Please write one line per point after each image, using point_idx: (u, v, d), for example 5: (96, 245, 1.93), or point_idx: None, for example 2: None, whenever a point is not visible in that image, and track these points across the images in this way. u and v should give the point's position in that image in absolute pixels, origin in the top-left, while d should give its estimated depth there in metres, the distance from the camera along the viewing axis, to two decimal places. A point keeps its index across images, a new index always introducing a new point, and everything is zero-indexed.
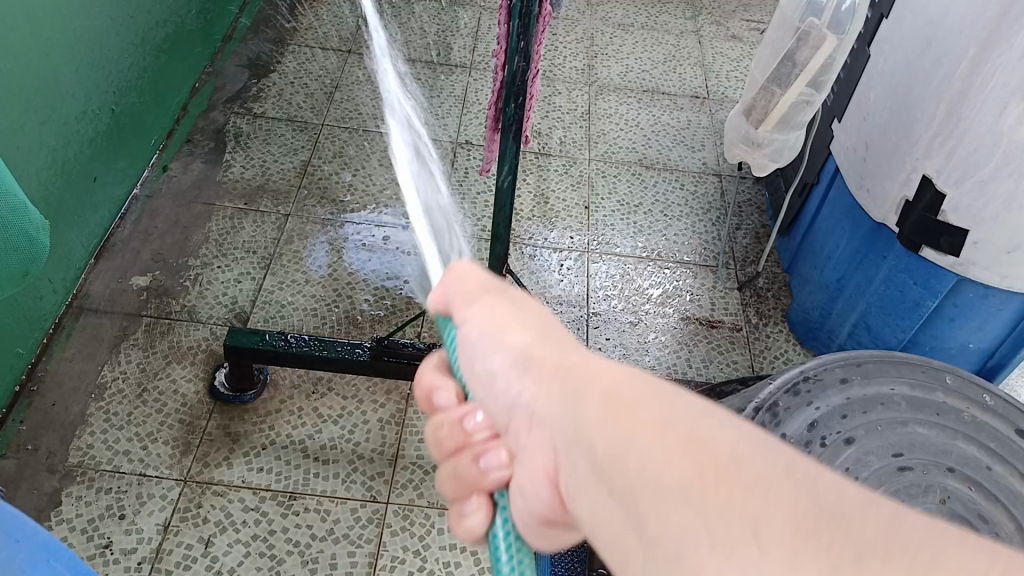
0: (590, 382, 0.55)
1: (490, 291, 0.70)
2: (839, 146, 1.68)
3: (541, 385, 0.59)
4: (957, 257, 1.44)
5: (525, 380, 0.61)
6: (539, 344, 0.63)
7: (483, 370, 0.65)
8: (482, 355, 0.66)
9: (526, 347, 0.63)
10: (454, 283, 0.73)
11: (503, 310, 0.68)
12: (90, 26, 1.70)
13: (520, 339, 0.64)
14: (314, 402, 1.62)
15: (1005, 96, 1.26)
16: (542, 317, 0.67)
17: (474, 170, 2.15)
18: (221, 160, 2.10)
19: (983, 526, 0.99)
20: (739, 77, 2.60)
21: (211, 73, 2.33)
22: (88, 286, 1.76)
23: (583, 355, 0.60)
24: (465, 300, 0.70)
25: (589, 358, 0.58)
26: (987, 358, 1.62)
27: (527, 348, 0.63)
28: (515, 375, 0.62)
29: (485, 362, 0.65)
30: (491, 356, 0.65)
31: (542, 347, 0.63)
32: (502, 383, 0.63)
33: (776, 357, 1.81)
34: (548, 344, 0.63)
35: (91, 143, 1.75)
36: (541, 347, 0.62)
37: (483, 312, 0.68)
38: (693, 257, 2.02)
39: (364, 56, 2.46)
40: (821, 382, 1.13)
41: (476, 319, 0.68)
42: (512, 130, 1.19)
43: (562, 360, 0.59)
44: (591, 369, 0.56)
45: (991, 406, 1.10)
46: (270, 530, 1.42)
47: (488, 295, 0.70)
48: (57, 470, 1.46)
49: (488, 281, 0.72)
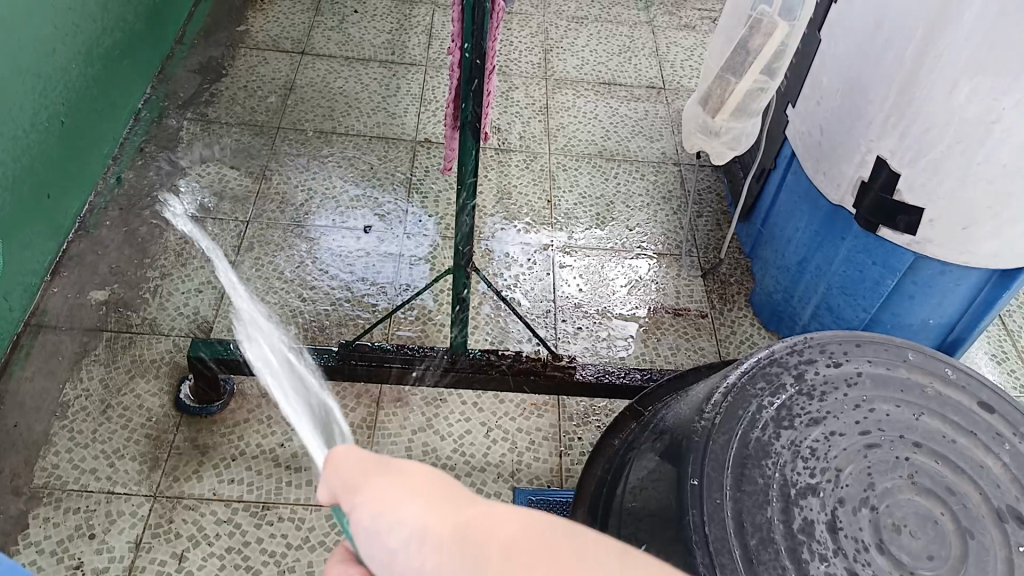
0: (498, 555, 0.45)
1: (372, 466, 0.52)
2: (794, 131, 1.70)
3: (450, 566, 0.46)
4: (913, 235, 1.47)
5: (428, 562, 0.47)
6: (430, 512, 0.48)
7: (384, 557, 0.49)
8: (381, 549, 0.49)
9: (421, 517, 0.48)
10: (334, 472, 0.53)
11: (389, 481, 0.50)
12: (34, 37, 1.66)
13: (407, 509, 0.49)
14: (283, 410, 1.60)
15: (954, 74, 1.28)
16: (413, 464, 0.52)
17: (434, 168, 2.15)
18: (176, 169, 2.06)
19: (951, 498, 1.01)
20: (693, 66, 2.62)
21: (161, 80, 2.28)
22: (45, 303, 1.72)
23: (480, 512, 0.48)
24: (349, 491, 0.51)
25: (492, 515, 0.47)
26: (947, 332, 1.65)
27: (421, 522, 0.48)
28: (422, 557, 0.47)
29: (385, 550, 0.49)
30: (386, 540, 0.49)
31: (435, 515, 0.48)
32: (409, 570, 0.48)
33: (742, 342, 1.83)
34: (437, 506, 0.48)
35: (41, 157, 1.71)
36: (435, 519, 0.48)
37: (375, 492, 0.50)
38: (657, 246, 2.04)
39: (318, 57, 2.44)
40: (787, 366, 1.15)
41: (364, 502, 0.50)
42: (471, 127, 1.17)
43: (459, 530, 0.47)
44: (502, 531, 0.46)
45: (952, 380, 1.13)
46: (244, 541, 1.40)
47: (377, 475, 0.51)
48: (23, 492, 1.42)
49: (371, 457, 0.53)
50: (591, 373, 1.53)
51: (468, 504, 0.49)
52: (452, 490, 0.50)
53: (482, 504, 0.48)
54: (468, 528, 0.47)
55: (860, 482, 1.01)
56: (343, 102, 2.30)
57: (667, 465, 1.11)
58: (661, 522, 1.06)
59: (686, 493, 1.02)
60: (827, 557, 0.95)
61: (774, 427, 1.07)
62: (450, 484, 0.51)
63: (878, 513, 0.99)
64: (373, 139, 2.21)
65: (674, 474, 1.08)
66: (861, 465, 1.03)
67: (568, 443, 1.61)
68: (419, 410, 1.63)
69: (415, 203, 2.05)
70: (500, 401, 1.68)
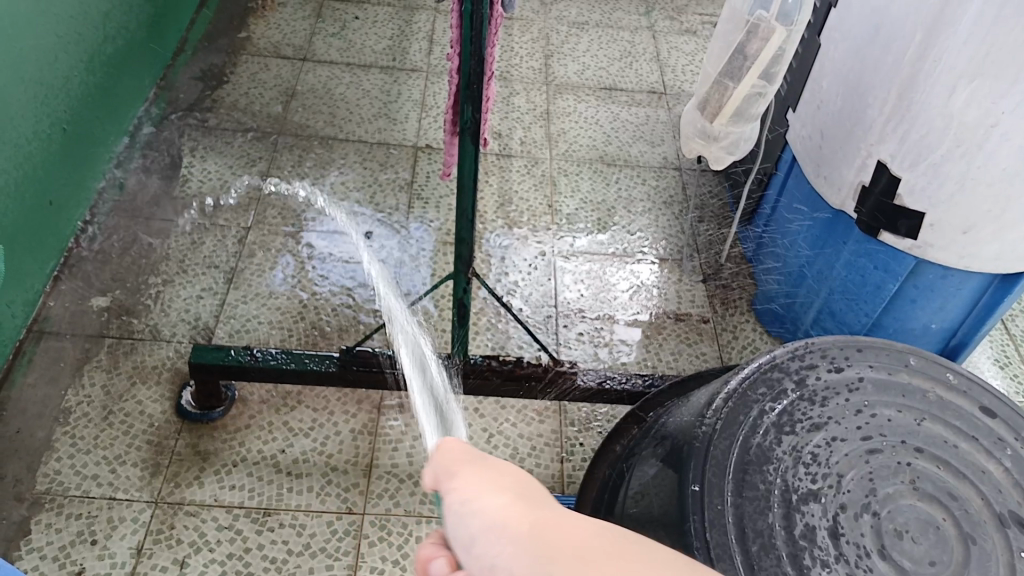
0: (560, 544, 0.49)
1: (474, 461, 0.61)
2: (794, 135, 1.70)
3: (515, 545, 0.51)
4: (914, 240, 1.46)
5: (497, 540, 0.52)
6: (511, 504, 0.54)
7: (461, 539, 0.55)
8: (461, 533, 0.55)
9: (503, 507, 0.54)
10: (440, 459, 0.62)
11: (483, 476, 0.58)
12: (37, 44, 1.66)
13: (492, 500, 0.55)
14: (284, 416, 1.60)
15: (953, 79, 1.28)
16: (508, 470, 0.59)
17: (436, 174, 2.15)
18: (178, 175, 2.06)
19: (952, 504, 1.01)
20: (694, 71, 2.62)
21: (163, 87, 2.29)
22: (47, 309, 1.72)
23: (553, 512, 0.52)
24: (448, 475, 0.60)
25: (563, 515, 0.52)
26: (950, 336, 1.64)
27: (500, 508, 0.54)
28: (492, 539, 0.53)
29: (462, 530, 0.55)
30: (467, 523, 0.55)
31: (516, 507, 0.54)
32: (480, 551, 0.53)
33: (744, 347, 1.83)
34: (518, 499, 0.54)
35: (43, 163, 1.71)
36: (515, 510, 0.53)
37: (467, 480, 0.58)
38: (658, 251, 2.04)
39: (319, 64, 2.45)
40: (788, 370, 1.14)
41: (457, 488, 0.58)
42: (470, 133, 1.17)
43: (531, 520, 0.52)
44: (568, 526, 0.50)
45: (954, 385, 1.13)
46: (245, 548, 1.40)
47: (475, 467, 0.60)
48: (25, 498, 1.43)
49: (475, 456, 0.62)
50: (592, 379, 1.54)
51: (545, 503, 0.54)
52: (535, 493, 0.56)
53: (559, 508, 0.53)
54: (540, 519, 0.52)
55: (861, 487, 1.01)
56: (345, 108, 2.31)
57: (668, 471, 1.11)
58: (662, 527, 1.06)
59: (687, 498, 1.02)
60: (829, 563, 0.94)
61: (775, 433, 1.07)
62: (536, 488, 0.57)
63: (880, 519, 0.99)
64: (374, 145, 2.21)
65: (675, 480, 1.07)
66: (863, 471, 1.03)
67: (569, 449, 1.61)
68: (420, 415, 1.63)
69: (417, 209, 2.05)
70: (501, 406, 1.67)
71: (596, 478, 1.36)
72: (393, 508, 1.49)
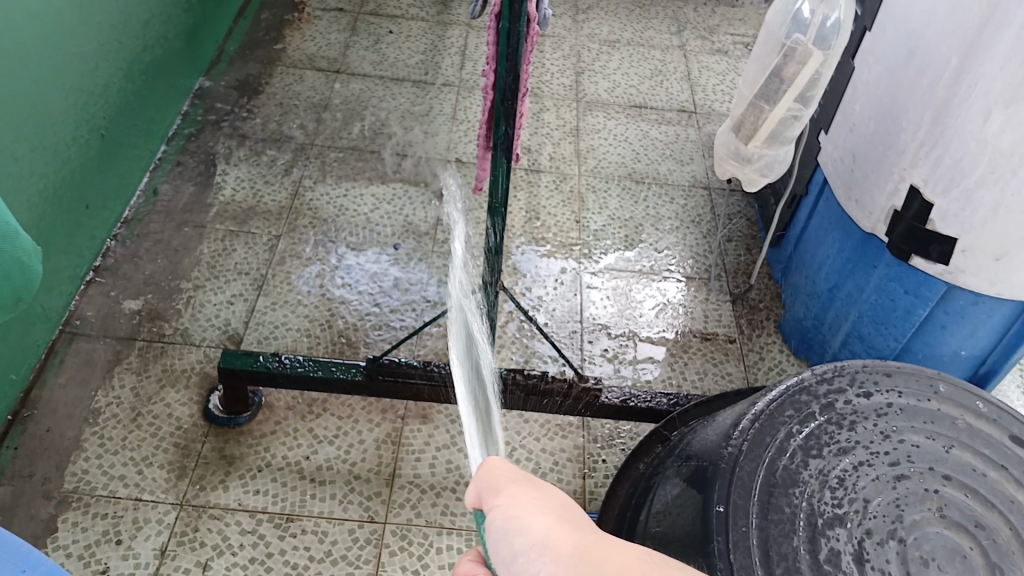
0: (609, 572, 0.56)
1: (520, 481, 0.66)
2: (826, 157, 1.70)
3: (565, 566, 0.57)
4: (946, 265, 1.45)
5: (545, 560, 0.59)
6: (559, 527, 0.60)
7: (506, 554, 0.61)
8: (506, 547, 0.61)
9: (551, 530, 0.60)
10: (486, 474, 0.67)
11: (531, 497, 0.64)
12: (79, 51, 1.70)
13: (540, 521, 0.61)
14: (309, 423, 1.62)
15: (988, 104, 1.27)
16: (551, 490, 0.65)
17: (464, 188, 2.16)
18: (212, 182, 2.10)
19: (980, 533, 1.00)
20: (724, 91, 2.62)
21: (199, 96, 2.33)
22: (80, 311, 1.75)
23: (598, 539, 0.59)
24: (494, 492, 0.65)
25: (609, 545, 0.59)
26: (980, 364, 1.62)
27: (549, 532, 0.60)
28: (541, 557, 0.59)
29: (508, 546, 0.61)
30: (513, 540, 0.61)
31: (561, 533, 0.60)
32: (527, 566, 0.59)
33: (770, 368, 1.82)
34: (565, 524, 0.61)
35: (81, 168, 1.75)
36: (562, 534, 0.60)
37: (515, 498, 0.63)
38: (685, 270, 2.03)
39: (353, 76, 2.48)
40: (816, 393, 1.14)
41: (504, 505, 0.63)
42: (502, 148, 1.18)
43: (581, 546, 0.58)
44: (614, 556, 0.57)
45: (984, 413, 1.12)
46: (267, 553, 1.41)
47: (519, 487, 0.65)
48: (53, 496, 1.45)
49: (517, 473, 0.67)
50: (616, 396, 1.54)
51: (590, 530, 0.61)
52: (577, 517, 0.62)
53: (602, 535, 0.60)
54: (589, 546, 0.58)
55: (887, 513, 1.00)
56: (377, 120, 2.33)
57: (693, 491, 1.11)
58: (685, 547, 1.05)
59: (711, 519, 1.01)
60: None
61: (802, 456, 1.06)
62: (577, 514, 0.63)
63: (905, 546, 0.98)
64: (404, 158, 2.23)
65: (699, 500, 1.07)
66: (890, 497, 1.02)
67: (592, 465, 1.61)
68: (444, 427, 1.64)
69: (445, 222, 2.07)
70: (524, 420, 1.68)
71: (619, 495, 1.35)
72: (415, 518, 1.49)
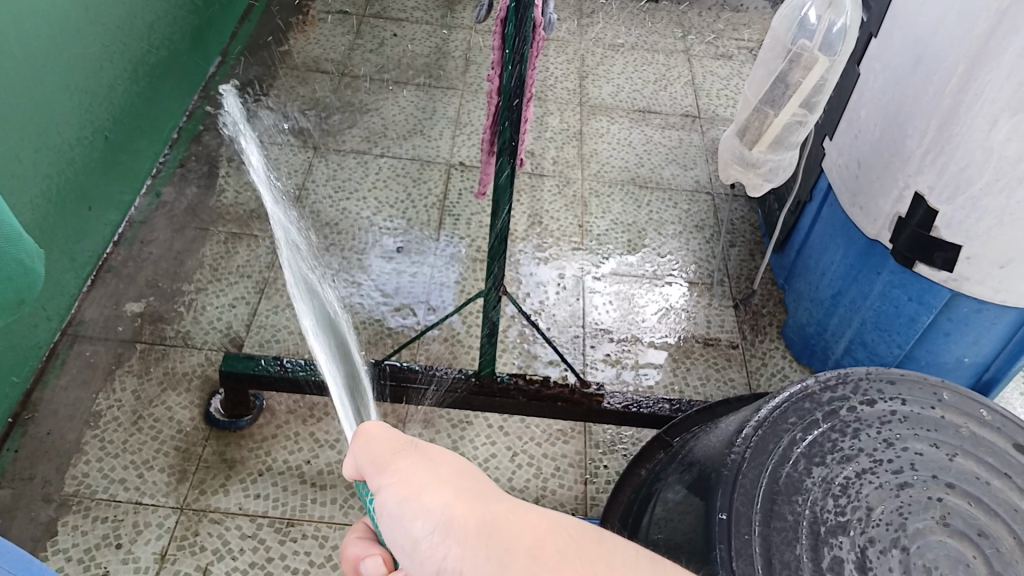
0: (512, 544, 0.49)
1: (402, 450, 0.61)
2: (831, 164, 1.70)
3: (466, 545, 0.51)
4: (950, 272, 1.45)
5: (447, 543, 0.53)
6: (455, 500, 0.54)
7: (405, 538, 0.56)
8: (399, 528, 0.56)
9: (446, 506, 0.54)
10: (364, 448, 0.62)
11: (420, 466, 0.58)
12: (84, 53, 1.70)
13: (434, 497, 0.55)
14: (310, 427, 1.61)
15: (994, 112, 1.27)
16: (442, 454, 0.59)
17: (467, 192, 2.16)
18: (215, 185, 2.09)
19: (984, 542, 0.99)
20: (729, 96, 2.62)
21: (203, 98, 2.33)
22: (82, 313, 1.75)
23: (500, 506, 0.53)
24: (375, 467, 0.60)
25: (513, 510, 0.52)
26: (983, 371, 1.61)
27: (447, 509, 0.54)
28: (442, 538, 0.53)
29: (405, 531, 0.56)
30: (406, 521, 0.56)
31: (458, 505, 0.54)
32: (428, 551, 0.54)
33: (773, 374, 1.82)
34: (464, 496, 0.55)
35: (85, 170, 1.74)
36: (458, 506, 0.54)
37: (403, 474, 0.58)
38: (688, 275, 2.03)
39: (357, 79, 2.48)
40: (818, 401, 1.13)
41: (392, 484, 0.58)
42: (507, 153, 1.18)
43: (481, 517, 0.52)
44: (520, 524, 0.50)
45: (988, 421, 1.11)
46: (268, 557, 1.41)
47: (403, 455, 0.60)
48: (53, 499, 1.44)
49: (406, 439, 0.62)
50: (619, 402, 1.52)
51: (493, 498, 0.54)
52: (480, 482, 0.56)
53: (507, 500, 0.54)
54: (489, 515, 0.52)
55: (891, 521, 1.00)
56: (380, 123, 2.33)
57: (696, 499, 1.10)
58: (688, 555, 1.05)
59: (714, 526, 1.01)
60: None
61: (805, 463, 1.05)
62: (479, 481, 0.57)
63: (909, 554, 0.97)
64: (408, 161, 2.23)
65: (702, 507, 1.07)
66: (893, 505, 1.01)
67: (593, 471, 1.60)
68: (445, 432, 1.64)
69: (448, 226, 2.07)
70: (526, 425, 1.67)
71: (620, 501, 1.35)
72: None
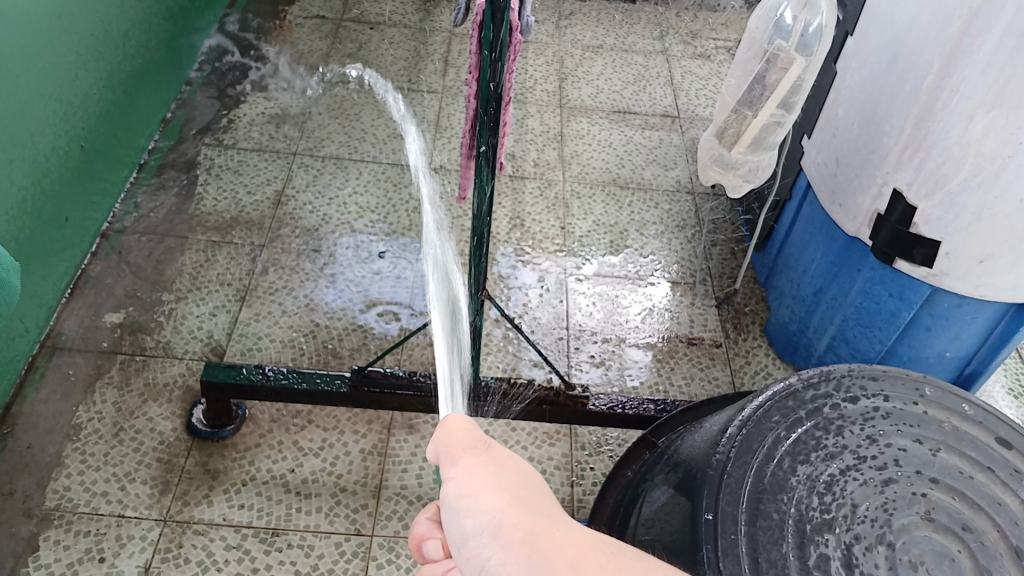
0: (550, 552, 0.50)
1: (477, 450, 0.60)
2: (810, 162, 1.71)
3: (509, 552, 0.52)
4: (930, 268, 1.46)
5: (492, 546, 0.53)
6: (509, 507, 0.54)
7: (458, 533, 0.56)
8: (455, 524, 0.56)
9: (500, 511, 0.54)
10: (447, 441, 0.61)
11: (486, 470, 0.58)
12: (58, 62, 1.68)
13: (490, 500, 0.55)
14: (294, 435, 1.60)
15: (970, 109, 1.28)
16: (510, 463, 0.58)
17: (449, 196, 2.16)
18: (193, 193, 2.08)
19: (968, 536, 0.99)
20: (707, 96, 2.63)
21: (181, 106, 2.31)
22: (61, 325, 1.73)
23: (551, 521, 0.53)
24: (450, 462, 0.60)
25: (561, 525, 0.52)
26: (964, 365, 1.62)
27: (499, 513, 0.54)
28: (489, 542, 0.54)
29: (458, 526, 0.56)
30: (461, 519, 0.56)
31: (511, 512, 0.54)
32: (475, 550, 0.55)
33: (757, 373, 1.82)
34: (519, 506, 0.54)
35: (61, 180, 1.72)
36: (511, 513, 0.54)
37: (470, 472, 0.58)
38: (671, 275, 2.03)
39: (336, 85, 2.46)
40: (802, 399, 1.14)
41: (457, 480, 0.58)
42: (486, 157, 1.17)
43: (530, 529, 0.52)
44: (563, 537, 0.51)
45: (970, 415, 1.11)
46: (253, 568, 1.40)
47: (476, 456, 0.60)
48: (34, 514, 1.42)
49: (484, 440, 0.62)
50: (604, 403, 1.53)
51: (545, 510, 0.54)
52: (537, 496, 0.56)
53: (561, 517, 0.54)
54: (535, 526, 0.52)
55: (876, 518, 1.00)
56: (360, 128, 2.32)
57: (682, 499, 1.10)
58: (676, 556, 1.04)
59: (700, 527, 1.01)
60: None
61: (790, 461, 1.05)
62: (538, 494, 0.56)
63: (894, 550, 0.97)
64: (388, 166, 2.22)
65: (689, 507, 1.07)
66: (878, 501, 1.01)
67: (580, 473, 1.60)
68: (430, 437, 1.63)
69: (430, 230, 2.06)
70: (511, 429, 1.67)
71: (607, 502, 1.35)
72: (402, 530, 1.48)
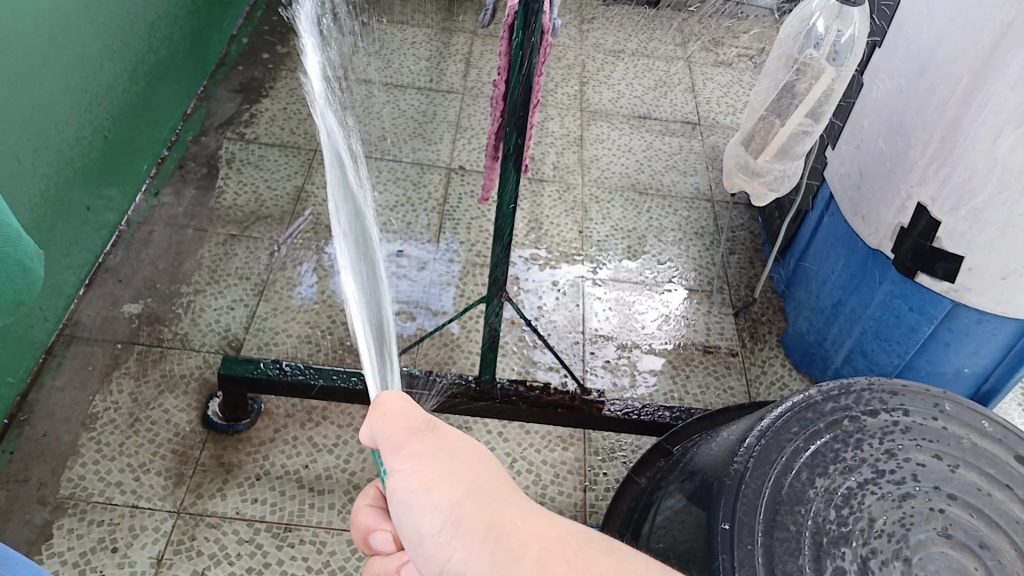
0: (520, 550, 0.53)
1: (419, 432, 0.60)
2: (833, 173, 1.70)
3: (474, 550, 0.54)
4: (952, 283, 1.45)
5: (453, 545, 0.55)
6: (466, 500, 0.56)
7: (416, 526, 0.58)
8: (411, 517, 0.58)
9: (456, 505, 0.56)
10: (381, 419, 0.61)
11: (435, 458, 0.58)
12: (85, 52, 1.69)
13: (446, 493, 0.56)
14: (308, 431, 1.60)
15: (998, 124, 1.27)
16: (457, 445, 0.60)
17: (468, 197, 2.16)
18: (214, 186, 2.08)
19: (985, 554, 0.98)
20: (729, 103, 2.62)
21: (203, 99, 2.32)
22: (79, 314, 1.74)
23: (511, 510, 0.55)
24: (391, 445, 0.60)
25: (523, 513, 0.55)
26: (982, 381, 1.61)
27: (457, 508, 0.56)
28: (450, 536, 0.56)
29: (416, 521, 0.58)
30: (418, 514, 0.57)
31: (469, 506, 0.56)
32: (436, 548, 0.57)
33: (772, 383, 1.81)
34: (476, 496, 0.56)
35: (84, 170, 1.73)
36: (469, 506, 0.56)
37: (419, 461, 0.58)
38: (688, 281, 2.03)
39: (357, 82, 2.47)
40: (820, 411, 1.13)
41: (406, 470, 0.58)
42: (512, 159, 1.17)
43: (491, 523, 0.54)
44: (528, 530, 0.54)
45: (990, 433, 1.11)
46: (265, 563, 1.40)
47: (417, 440, 0.60)
48: (49, 502, 1.43)
49: (421, 416, 0.62)
50: (619, 409, 1.52)
51: (502, 497, 0.56)
52: (492, 481, 0.58)
53: (517, 501, 0.56)
54: (498, 517, 0.55)
55: (893, 533, 0.99)
56: (381, 126, 2.33)
57: (699, 508, 1.09)
58: (690, 565, 1.04)
59: (716, 536, 1.00)
60: None
61: (808, 473, 1.05)
62: (490, 476, 0.58)
63: (910, 566, 0.97)
64: (408, 165, 2.23)
65: (705, 516, 1.06)
66: (895, 516, 1.01)
67: (593, 478, 1.60)
68: None
69: (448, 230, 2.06)
70: (525, 432, 1.67)
71: (620, 509, 1.35)
72: None
